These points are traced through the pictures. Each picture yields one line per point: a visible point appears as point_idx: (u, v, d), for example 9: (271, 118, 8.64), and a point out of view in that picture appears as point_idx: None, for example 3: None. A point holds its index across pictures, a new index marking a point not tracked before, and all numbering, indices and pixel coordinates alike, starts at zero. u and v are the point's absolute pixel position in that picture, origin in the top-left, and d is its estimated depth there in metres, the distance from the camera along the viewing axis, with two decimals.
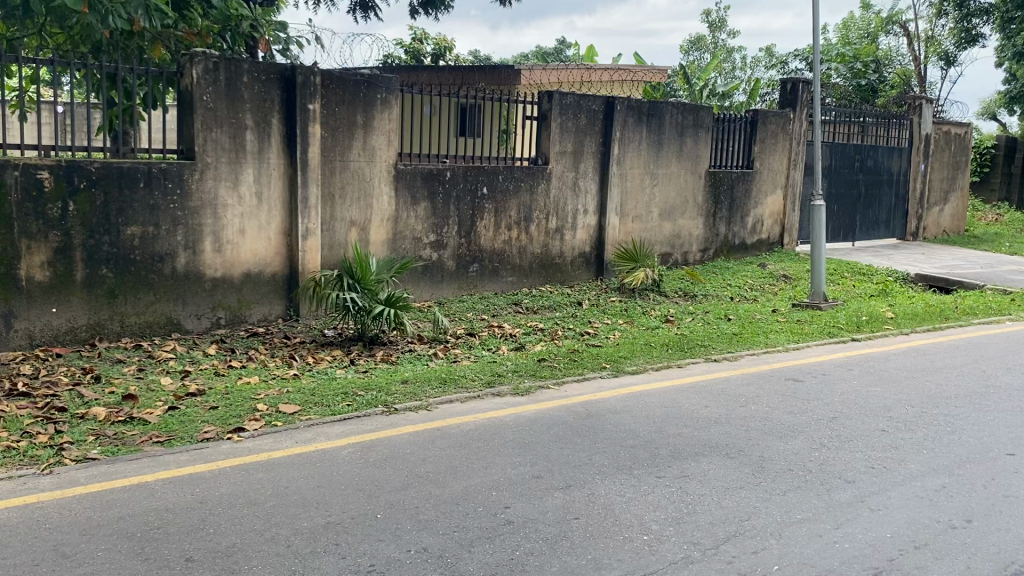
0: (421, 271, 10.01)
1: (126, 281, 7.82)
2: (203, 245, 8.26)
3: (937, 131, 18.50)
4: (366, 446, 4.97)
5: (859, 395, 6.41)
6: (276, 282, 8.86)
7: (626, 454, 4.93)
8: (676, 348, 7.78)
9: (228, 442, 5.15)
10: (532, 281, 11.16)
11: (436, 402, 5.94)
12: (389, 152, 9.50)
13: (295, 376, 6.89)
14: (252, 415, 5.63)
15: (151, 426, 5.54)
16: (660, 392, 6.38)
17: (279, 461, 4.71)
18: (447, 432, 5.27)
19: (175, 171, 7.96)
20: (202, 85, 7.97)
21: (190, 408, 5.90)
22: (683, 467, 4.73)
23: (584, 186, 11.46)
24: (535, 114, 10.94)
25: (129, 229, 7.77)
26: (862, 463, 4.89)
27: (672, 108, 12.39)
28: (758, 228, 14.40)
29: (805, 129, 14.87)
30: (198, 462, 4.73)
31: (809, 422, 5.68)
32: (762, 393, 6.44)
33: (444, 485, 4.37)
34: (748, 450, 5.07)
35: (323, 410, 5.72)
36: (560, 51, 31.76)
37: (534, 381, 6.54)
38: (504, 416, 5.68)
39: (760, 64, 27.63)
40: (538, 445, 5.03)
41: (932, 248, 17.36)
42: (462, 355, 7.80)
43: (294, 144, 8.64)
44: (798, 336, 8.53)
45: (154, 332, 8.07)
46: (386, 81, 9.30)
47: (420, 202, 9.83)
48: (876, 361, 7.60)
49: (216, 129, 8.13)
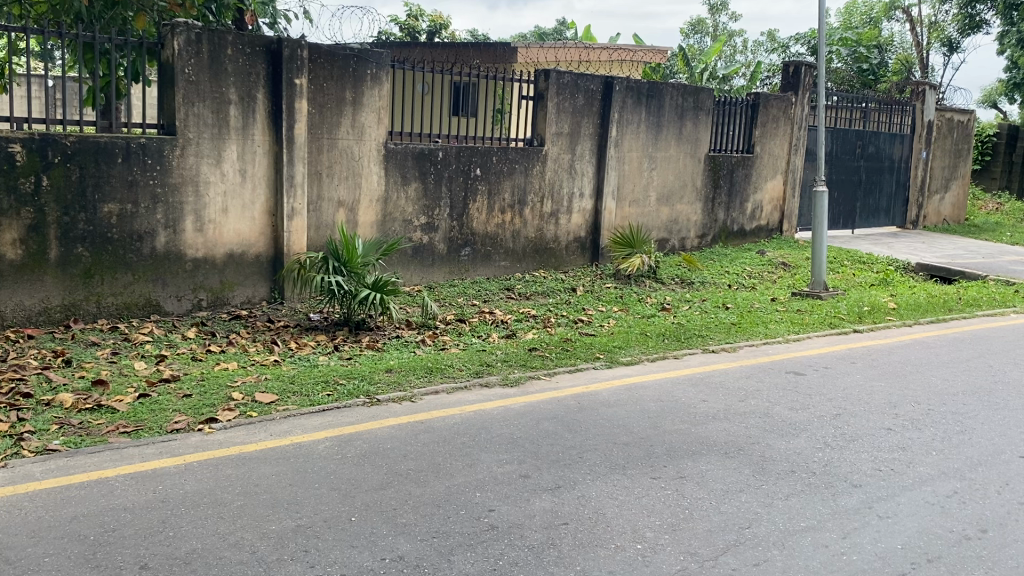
0: (411, 253, 9.70)
1: (103, 260, 7.51)
2: (184, 225, 7.95)
3: (940, 118, 18.20)
4: (345, 440, 4.69)
5: (863, 391, 6.15)
6: (260, 264, 8.54)
7: (619, 452, 4.66)
8: (673, 338, 7.51)
9: (199, 434, 4.86)
10: (526, 266, 10.86)
11: (420, 393, 5.66)
12: (379, 131, 9.17)
13: (275, 363, 6.59)
14: (226, 404, 5.36)
15: (120, 414, 5.26)
16: (655, 384, 6.11)
17: (250, 456, 4.43)
18: (431, 426, 4.99)
19: (155, 147, 7.63)
20: (183, 57, 7.65)
21: (162, 396, 5.62)
22: (680, 467, 4.47)
23: (580, 169, 11.14)
24: (531, 93, 10.61)
25: (106, 206, 7.46)
26: (868, 465, 4.63)
27: (672, 90, 12.06)
28: (757, 214, 14.10)
29: (806, 114, 14.54)
30: (165, 456, 4.45)
31: (812, 419, 5.42)
32: (762, 386, 6.18)
33: (426, 484, 4.10)
34: (748, 449, 4.81)
35: (302, 400, 5.43)
36: (558, 33, 31.22)
37: (524, 371, 6.26)
38: (491, 408, 5.40)
39: (762, 48, 27.25)
40: (526, 441, 4.76)
41: (932, 238, 17.09)
42: (451, 342, 7.52)
43: (280, 120, 8.30)
44: (798, 327, 8.26)
45: (132, 314, 7.76)
46: (376, 55, 8.96)
47: (411, 182, 9.51)
48: (880, 355, 7.34)
49: (199, 104, 7.81)
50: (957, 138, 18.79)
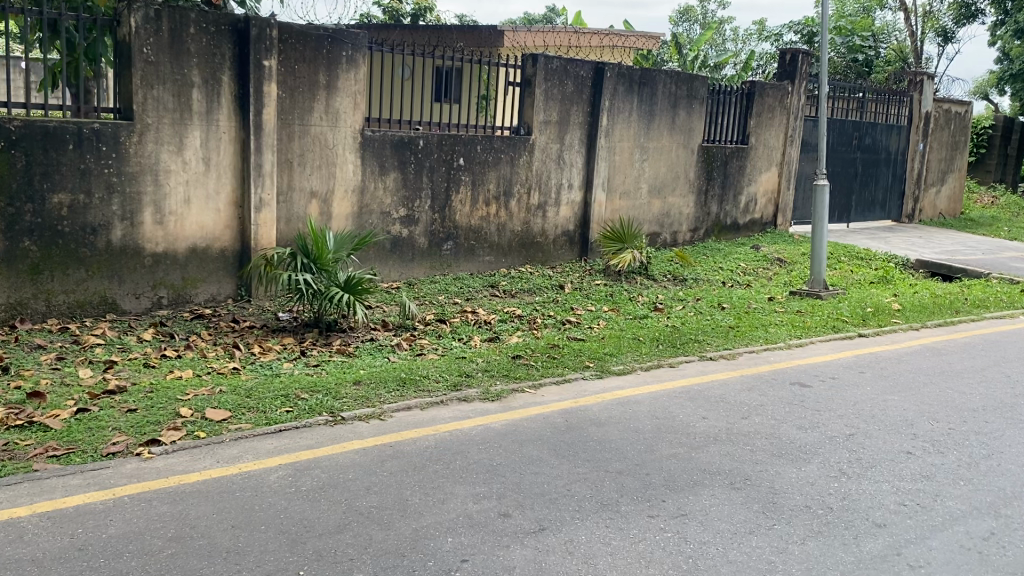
0: (388, 247, 9.13)
1: (53, 255, 6.90)
2: (142, 217, 7.34)
3: (938, 109, 17.73)
4: (300, 469, 4.14)
5: (876, 406, 5.63)
6: (225, 259, 7.94)
7: (611, 483, 4.12)
8: (668, 343, 6.96)
9: (135, 460, 4.28)
10: (511, 261, 10.30)
11: (390, 409, 5.10)
12: (356, 117, 8.57)
13: (234, 372, 6.02)
14: (173, 422, 4.79)
15: (53, 432, 4.69)
16: (650, 398, 5.58)
17: (191, 491, 3.87)
18: (400, 450, 4.44)
19: (110, 132, 7.03)
20: (141, 35, 7.04)
21: (104, 411, 5.04)
22: (680, 502, 3.95)
23: (569, 159, 10.58)
24: (518, 79, 10.05)
25: (56, 196, 6.86)
26: (891, 499, 4.13)
27: (666, 77, 11.50)
28: (750, 207, 13.58)
29: (802, 104, 14.03)
30: (91, 488, 3.87)
31: (823, 441, 4.91)
32: (765, 400, 5.66)
33: (389, 527, 3.56)
34: (755, 479, 4.29)
35: (258, 418, 4.87)
36: (548, 18, 30.51)
37: (507, 383, 5.71)
38: (469, 427, 4.87)
39: (755, 36, 26.68)
40: (507, 469, 4.22)
41: (930, 232, 16.66)
42: (428, 346, 6.97)
43: (248, 104, 7.69)
44: (800, 330, 7.73)
45: (86, 313, 7.15)
46: (353, 36, 8.35)
47: (389, 172, 8.92)
48: (891, 363, 6.84)
49: (158, 86, 7.20)
50: (955, 130, 18.33)
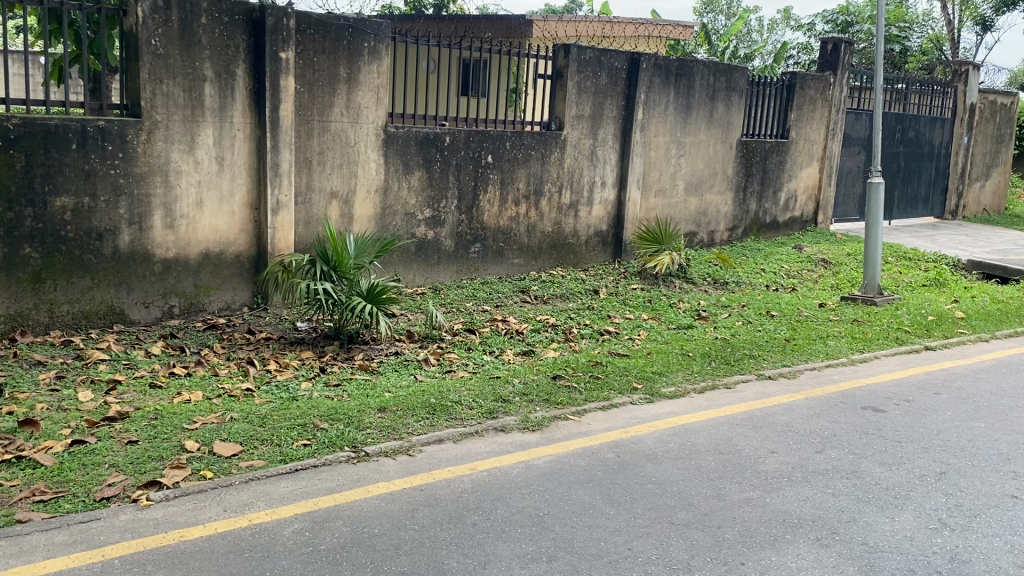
0: (413, 250, 8.58)
1: (55, 262, 6.39)
2: (152, 221, 6.82)
3: (983, 101, 16.94)
4: (319, 521, 3.59)
5: (963, 437, 5.00)
6: (240, 264, 7.42)
7: (680, 540, 3.55)
8: (720, 359, 6.35)
9: (132, 509, 3.73)
10: (541, 264, 9.71)
11: (419, 442, 4.55)
12: (378, 113, 8.01)
13: (247, 395, 5.47)
14: (176, 459, 4.25)
15: (43, 468, 4.15)
16: (710, 427, 4.98)
17: (193, 551, 3.32)
18: (434, 496, 3.89)
19: (116, 131, 6.50)
20: (150, 25, 6.51)
21: (102, 443, 4.50)
22: (763, 565, 3.37)
23: (602, 156, 9.98)
24: (550, 71, 9.45)
25: (58, 200, 6.35)
26: (1007, 559, 3.51)
27: (703, 68, 10.88)
28: (790, 204, 12.92)
29: (845, 95, 13.32)
30: (79, 547, 3.34)
31: (912, 481, 4.30)
32: (836, 430, 5.04)
33: None
34: (844, 533, 3.69)
35: (272, 454, 4.33)
36: (570, 8, 29.76)
37: (548, 410, 5.13)
38: (509, 465, 4.30)
39: (783, 25, 25.82)
40: (557, 522, 3.65)
41: (977, 229, 15.87)
42: (458, 362, 6.41)
43: (264, 100, 7.15)
44: (862, 343, 7.08)
45: (91, 324, 6.64)
46: (375, 25, 7.79)
47: (414, 170, 8.37)
48: (968, 381, 6.19)
49: (168, 81, 6.67)
50: (1000, 122, 17.53)
